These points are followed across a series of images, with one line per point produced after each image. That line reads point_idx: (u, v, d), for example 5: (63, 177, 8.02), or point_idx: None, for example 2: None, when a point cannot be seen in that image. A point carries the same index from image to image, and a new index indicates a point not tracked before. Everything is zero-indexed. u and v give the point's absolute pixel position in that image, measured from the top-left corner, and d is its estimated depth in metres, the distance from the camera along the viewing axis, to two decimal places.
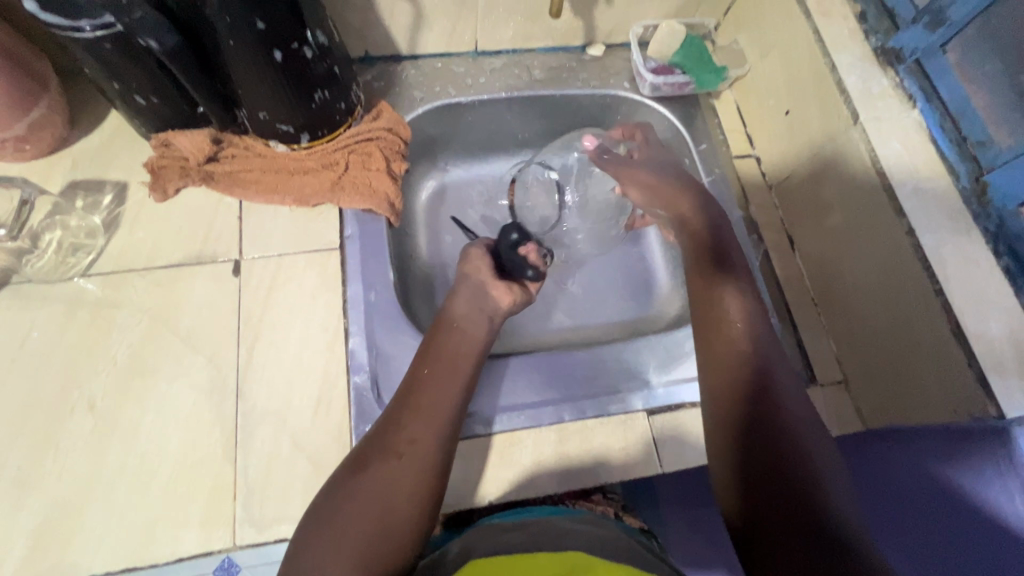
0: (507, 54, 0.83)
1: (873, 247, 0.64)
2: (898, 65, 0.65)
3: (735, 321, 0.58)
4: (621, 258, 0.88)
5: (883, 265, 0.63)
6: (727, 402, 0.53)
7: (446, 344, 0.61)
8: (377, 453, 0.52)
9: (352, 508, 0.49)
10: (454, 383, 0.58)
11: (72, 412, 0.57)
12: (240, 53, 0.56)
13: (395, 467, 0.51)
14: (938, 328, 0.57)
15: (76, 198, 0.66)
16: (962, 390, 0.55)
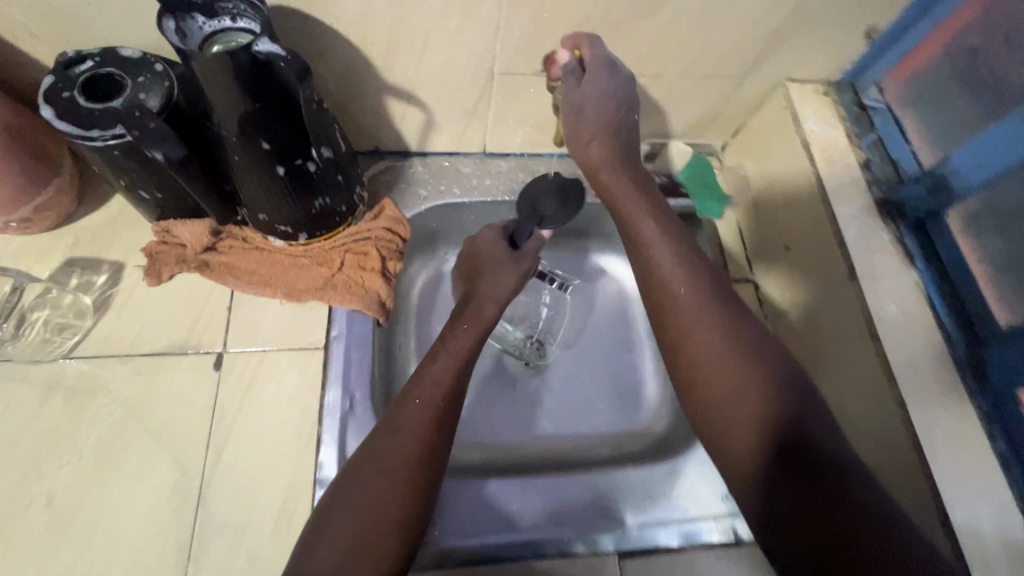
0: (515, 156, 0.84)
1: (852, 370, 0.63)
2: (899, 221, 0.66)
3: (716, 350, 0.54)
4: (611, 364, 0.85)
5: (859, 383, 0.62)
6: (722, 396, 0.53)
7: (460, 344, 0.61)
8: (379, 460, 0.53)
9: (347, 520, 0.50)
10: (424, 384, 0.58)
11: (31, 504, 0.57)
12: (244, 166, 0.57)
13: (389, 482, 0.52)
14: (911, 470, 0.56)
15: (72, 276, 0.67)
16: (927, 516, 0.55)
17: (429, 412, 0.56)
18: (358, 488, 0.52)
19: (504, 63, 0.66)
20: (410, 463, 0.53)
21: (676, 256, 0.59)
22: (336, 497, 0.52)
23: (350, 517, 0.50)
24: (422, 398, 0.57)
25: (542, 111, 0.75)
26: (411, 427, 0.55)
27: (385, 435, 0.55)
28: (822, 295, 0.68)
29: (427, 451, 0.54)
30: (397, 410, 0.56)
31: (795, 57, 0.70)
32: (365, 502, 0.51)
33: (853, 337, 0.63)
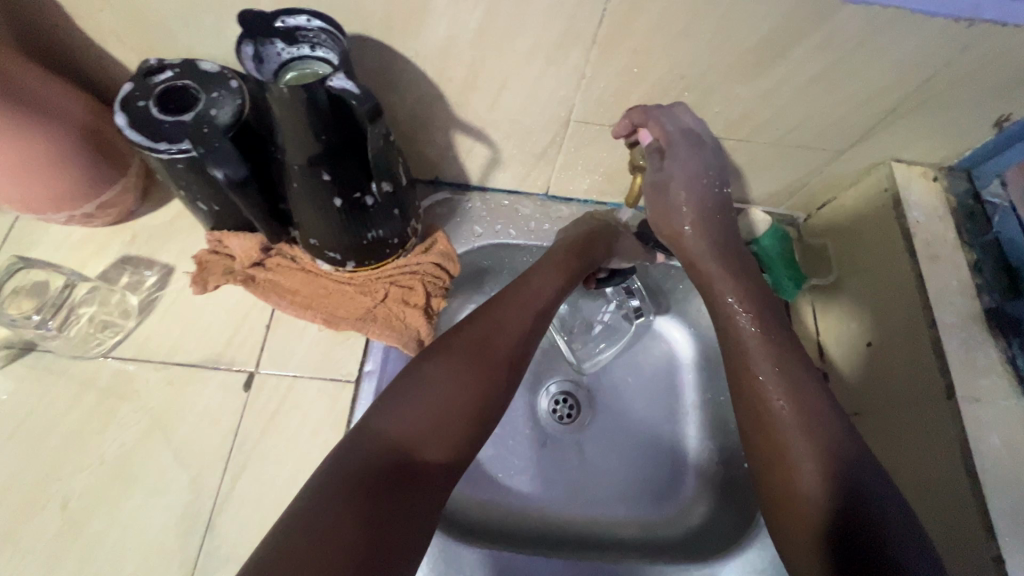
0: (578, 202, 0.80)
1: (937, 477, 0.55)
2: (1011, 338, 0.58)
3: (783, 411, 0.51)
4: (652, 431, 0.78)
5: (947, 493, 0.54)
6: (804, 410, 0.51)
7: (566, 262, 0.64)
8: (469, 354, 0.54)
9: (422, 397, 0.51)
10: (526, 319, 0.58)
11: (47, 505, 0.56)
12: (302, 193, 0.55)
13: (474, 377, 0.53)
14: None
15: (123, 274, 0.67)
16: None
17: (522, 327, 0.58)
18: (445, 373, 0.53)
19: (583, 111, 0.62)
20: (499, 362, 0.54)
21: (766, 342, 0.55)
22: (416, 378, 0.52)
23: (435, 391, 0.51)
24: (515, 308, 0.59)
25: (614, 161, 0.71)
26: (507, 331, 0.56)
27: (485, 330, 0.56)
28: (903, 406, 0.60)
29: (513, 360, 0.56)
30: (497, 311, 0.58)
31: (905, 137, 0.63)
32: (450, 384, 0.52)
33: (942, 466, 0.55)
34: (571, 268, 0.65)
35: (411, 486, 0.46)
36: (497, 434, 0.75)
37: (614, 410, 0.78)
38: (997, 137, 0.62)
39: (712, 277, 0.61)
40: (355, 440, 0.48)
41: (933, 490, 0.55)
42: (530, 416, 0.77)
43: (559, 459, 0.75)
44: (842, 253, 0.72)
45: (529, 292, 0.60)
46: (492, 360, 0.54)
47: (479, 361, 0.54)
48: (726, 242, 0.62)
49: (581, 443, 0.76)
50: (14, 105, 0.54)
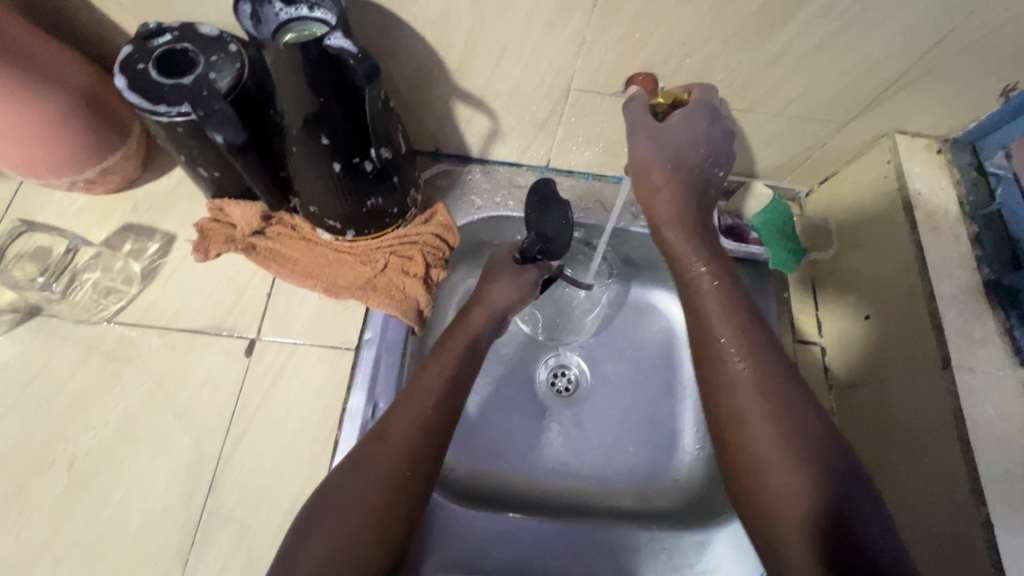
0: (578, 175, 0.80)
1: (929, 449, 0.55)
2: (1010, 310, 0.57)
3: (736, 359, 0.52)
4: (650, 405, 0.78)
5: (937, 466, 0.55)
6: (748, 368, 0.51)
7: (459, 348, 0.58)
8: (372, 461, 0.50)
9: (344, 500, 0.48)
10: (445, 375, 0.56)
11: (53, 464, 0.57)
12: (302, 158, 0.55)
13: (380, 480, 0.49)
14: None
15: (126, 241, 0.68)
16: None
17: (426, 412, 0.53)
18: (340, 493, 0.49)
19: (583, 80, 0.62)
20: (395, 470, 0.50)
21: (732, 318, 0.54)
22: (334, 489, 0.49)
23: (336, 523, 0.47)
24: (414, 401, 0.54)
25: (615, 132, 0.71)
26: (401, 431, 0.52)
27: (370, 442, 0.52)
28: (900, 378, 0.60)
29: (414, 456, 0.51)
30: (392, 413, 0.53)
31: (909, 109, 0.62)
32: (347, 506, 0.48)
33: (934, 435, 0.55)
34: (460, 355, 0.58)
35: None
36: (495, 407, 0.76)
37: (611, 384, 0.79)
38: (1003, 107, 0.61)
39: (676, 246, 0.57)
40: None
41: (926, 460, 0.56)
42: (527, 389, 0.78)
43: (557, 431, 0.76)
44: (842, 227, 0.72)
45: (423, 383, 0.55)
46: (396, 462, 0.50)
47: (371, 472, 0.50)
48: (698, 214, 0.56)
49: (577, 416, 0.77)
50: (14, 66, 0.54)
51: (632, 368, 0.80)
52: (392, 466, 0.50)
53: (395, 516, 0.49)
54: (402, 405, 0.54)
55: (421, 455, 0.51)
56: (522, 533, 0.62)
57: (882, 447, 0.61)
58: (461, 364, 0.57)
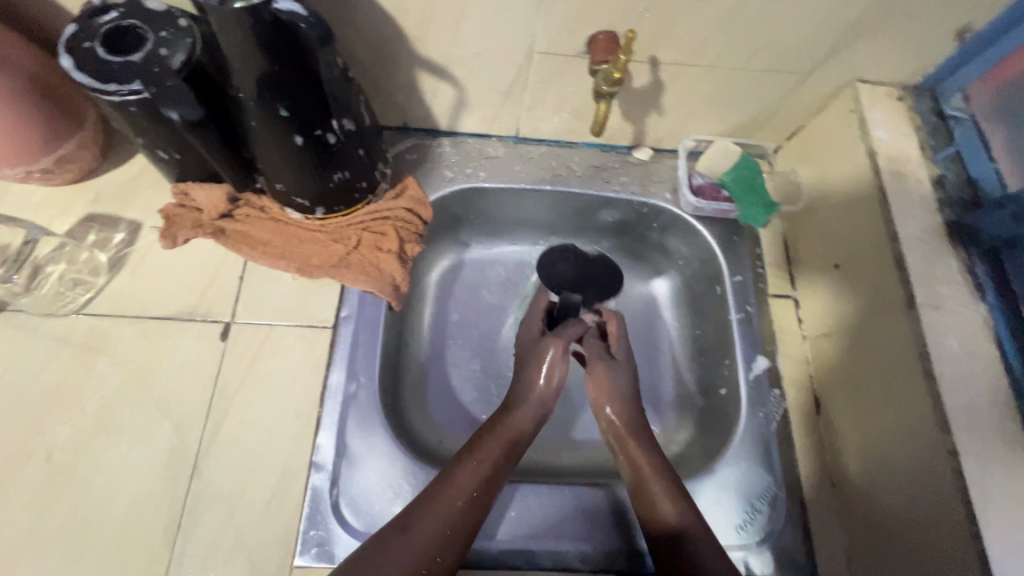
0: (549, 143, 0.79)
1: (892, 409, 0.58)
2: (970, 248, 0.59)
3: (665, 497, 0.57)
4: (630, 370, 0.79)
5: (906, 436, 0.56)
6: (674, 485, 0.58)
7: (493, 447, 0.59)
8: (394, 548, 0.50)
9: None
10: (480, 474, 0.56)
11: (30, 458, 0.56)
12: (262, 132, 0.54)
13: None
14: (953, 520, 0.50)
15: (89, 232, 0.66)
16: (955, 547, 0.50)
17: (458, 509, 0.54)
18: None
19: (546, 41, 0.61)
20: (419, 565, 0.50)
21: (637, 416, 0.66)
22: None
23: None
24: (444, 497, 0.54)
25: (582, 96, 0.70)
26: (426, 532, 0.52)
27: (393, 531, 0.52)
28: (872, 319, 0.61)
29: (433, 558, 0.51)
30: (420, 508, 0.53)
31: (866, 57, 0.63)
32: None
33: (904, 371, 0.56)
34: (499, 454, 0.58)
35: None
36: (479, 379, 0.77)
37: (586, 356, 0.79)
38: (960, 50, 0.62)
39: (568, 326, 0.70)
40: None
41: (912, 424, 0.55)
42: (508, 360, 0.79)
43: None
44: (812, 179, 0.73)
45: (455, 483, 0.55)
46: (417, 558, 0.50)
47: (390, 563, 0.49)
48: None
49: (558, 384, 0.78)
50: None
51: None
52: (410, 563, 0.50)
53: None
54: (429, 499, 0.54)
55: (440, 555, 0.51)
56: (517, 507, 0.61)
57: (852, 392, 0.63)
58: (499, 461, 0.58)
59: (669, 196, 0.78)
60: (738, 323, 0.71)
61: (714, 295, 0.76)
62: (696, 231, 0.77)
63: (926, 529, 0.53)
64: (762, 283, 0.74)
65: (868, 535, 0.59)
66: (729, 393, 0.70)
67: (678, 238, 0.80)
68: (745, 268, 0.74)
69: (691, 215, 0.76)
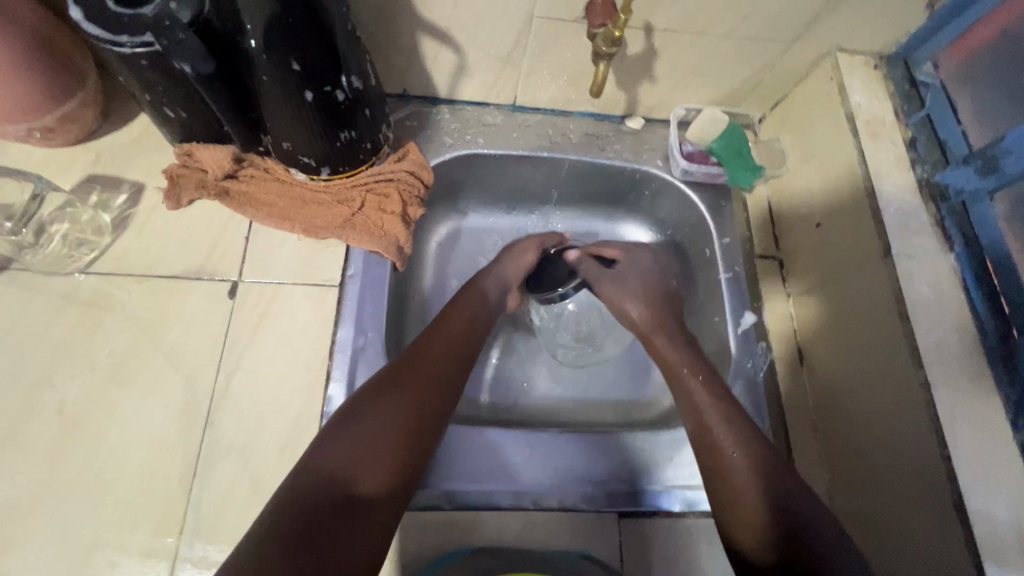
0: (545, 112, 0.82)
1: (867, 354, 0.63)
2: (940, 202, 0.64)
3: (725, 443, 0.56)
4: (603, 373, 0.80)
5: (884, 375, 0.60)
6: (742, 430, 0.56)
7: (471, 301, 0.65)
8: (394, 391, 0.53)
9: (381, 410, 0.52)
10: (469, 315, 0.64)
11: (41, 412, 0.57)
12: (273, 88, 0.55)
13: (396, 414, 0.52)
14: (927, 446, 0.55)
15: (91, 193, 0.66)
16: (930, 470, 0.54)
17: (444, 354, 0.58)
18: (361, 421, 0.51)
19: (546, 6, 0.64)
20: (430, 384, 0.55)
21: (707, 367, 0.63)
22: (360, 409, 0.51)
23: (377, 430, 0.50)
24: (438, 339, 0.60)
25: (578, 63, 0.73)
26: (433, 354, 0.58)
27: (406, 360, 0.57)
28: (852, 269, 0.65)
29: (444, 381, 0.56)
30: (420, 345, 0.59)
31: (846, 26, 0.67)
32: (388, 422, 0.51)
33: (880, 314, 0.61)
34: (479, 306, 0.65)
35: (353, 515, 0.45)
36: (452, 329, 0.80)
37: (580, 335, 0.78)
38: (930, 19, 0.66)
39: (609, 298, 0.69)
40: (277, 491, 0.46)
41: (891, 358, 0.59)
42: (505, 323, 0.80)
43: (535, 355, 0.80)
44: (795, 145, 0.77)
45: (435, 346, 0.59)
46: (414, 398, 0.53)
47: (406, 383, 0.54)
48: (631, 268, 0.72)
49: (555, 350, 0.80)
50: None
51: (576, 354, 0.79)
52: (410, 398, 0.53)
53: (419, 434, 0.52)
54: (429, 336, 0.60)
55: (437, 393, 0.55)
56: (488, 453, 0.63)
57: (834, 342, 0.68)
58: (481, 311, 0.65)
59: (660, 163, 0.81)
60: (727, 281, 0.75)
61: (703, 256, 0.80)
62: (685, 195, 0.80)
63: (903, 462, 0.57)
64: (748, 244, 0.78)
65: (849, 473, 0.64)
66: (719, 348, 0.74)
67: (670, 203, 0.83)
68: (732, 231, 0.78)
69: (681, 179, 0.80)
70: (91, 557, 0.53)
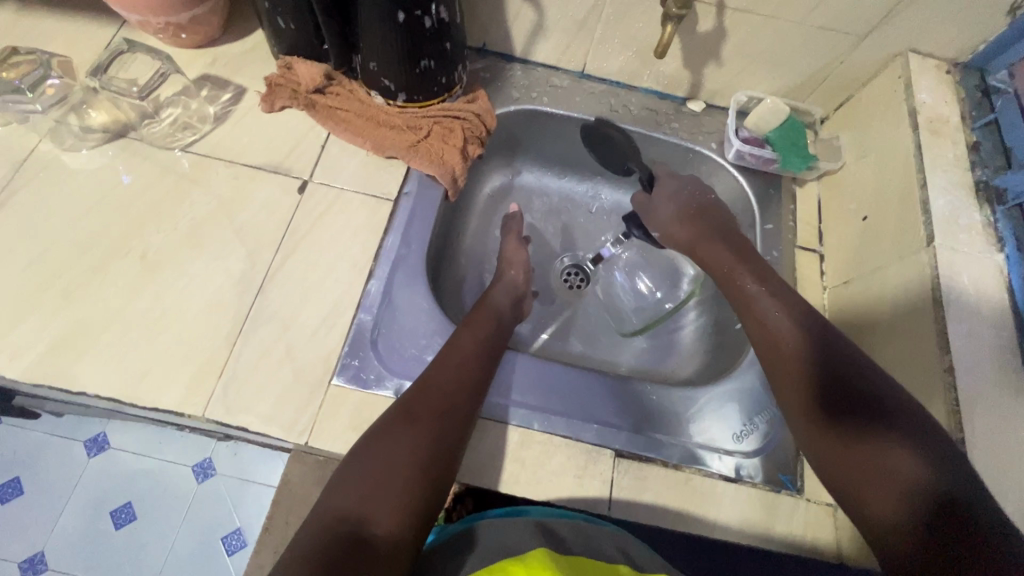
0: (611, 84, 0.86)
1: (897, 346, 0.61)
2: (996, 206, 0.62)
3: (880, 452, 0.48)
4: (627, 345, 0.84)
5: (909, 365, 0.59)
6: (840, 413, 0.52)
7: (480, 323, 0.67)
8: (413, 423, 0.54)
9: (389, 445, 0.52)
10: (480, 337, 0.65)
11: (127, 254, 0.66)
12: (371, 5, 0.63)
13: (411, 447, 0.52)
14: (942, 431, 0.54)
15: (203, 87, 0.76)
16: None
17: (461, 386, 0.59)
18: (382, 456, 0.51)
19: None
20: (439, 412, 0.55)
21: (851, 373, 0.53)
22: (378, 438, 0.53)
23: (389, 460, 0.51)
24: (450, 361, 0.60)
25: (649, 34, 0.77)
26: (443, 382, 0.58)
27: (418, 390, 0.58)
28: (894, 261, 0.65)
29: (455, 406, 0.57)
30: (433, 370, 0.60)
31: (921, 26, 0.68)
32: (399, 454, 0.51)
33: (913, 301, 0.60)
34: (490, 325, 0.67)
35: (371, 550, 0.45)
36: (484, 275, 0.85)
37: (608, 322, 0.86)
38: (1009, 27, 0.65)
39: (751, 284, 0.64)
40: (295, 538, 0.46)
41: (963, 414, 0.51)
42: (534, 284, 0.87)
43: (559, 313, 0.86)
44: (853, 142, 0.77)
45: (444, 370, 0.59)
46: (430, 428, 0.54)
47: (416, 415, 0.55)
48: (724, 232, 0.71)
49: (582, 320, 0.86)
50: None
51: (606, 333, 0.85)
52: (427, 434, 0.53)
53: (432, 465, 0.52)
54: (441, 361, 0.61)
55: (459, 428, 0.56)
56: (501, 374, 0.66)
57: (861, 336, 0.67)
58: (492, 330, 0.67)
59: (714, 147, 0.84)
60: None
61: None
62: (734, 178, 0.83)
63: None
64: (791, 235, 0.79)
65: None
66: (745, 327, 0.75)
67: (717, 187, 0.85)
68: (776, 218, 0.79)
69: (734, 163, 0.82)
70: (143, 380, 0.60)
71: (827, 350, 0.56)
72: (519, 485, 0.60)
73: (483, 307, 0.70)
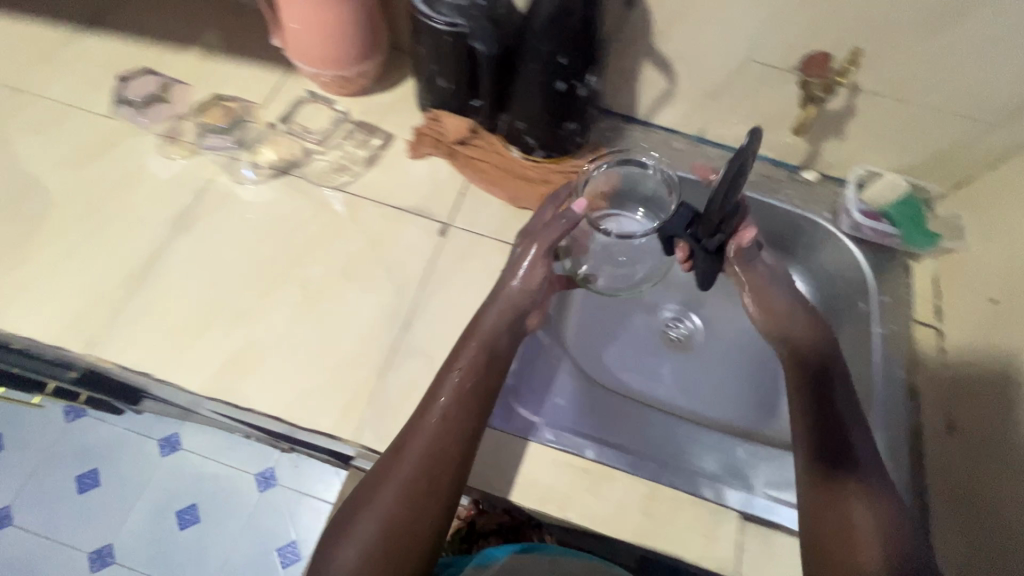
0: (726, 149, 0.90)
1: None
2: None
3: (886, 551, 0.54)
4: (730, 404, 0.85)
5: None
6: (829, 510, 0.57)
7: (467, 362, 0.63)
8: (395, 499, 0.55)
9: (379, 519, 0.55)
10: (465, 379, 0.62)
11: (290, 282, 0.72)
12: (535, 74, 0.69)
13: (394, 522, 0.54)
14: None
15: (357, 132, 0.84)
16: None
17: (444, 458, 0.57)
18: (379, 537, 0.54)
19: (767, 53, 0.74)
20: (416, 483, 0.56)
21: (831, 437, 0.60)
22: (357, 504, 0.56)
23: (383, 534, 0.54)
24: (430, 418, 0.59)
25: (775, 108, 0.81)
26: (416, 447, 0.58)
27: (393, 455, 0.58)
28: None
29: (441, 481, 0.56)
30: (415, 431, 0.59)
31: None
32: (408, 543, 0.54)
33: None
34: (482, 362, 0.63)
35: None
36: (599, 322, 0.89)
37: (712, 378, 0.87)
38: None
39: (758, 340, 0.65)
40: None
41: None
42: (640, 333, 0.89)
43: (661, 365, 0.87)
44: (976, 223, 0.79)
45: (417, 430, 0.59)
46: (406, 500, 0.55)
47: (409, 493, 0.55)
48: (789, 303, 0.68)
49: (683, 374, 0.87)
50: None
51: (708, 389, 0.86)
52: (415, 512, 0.55)
53: (418, 538, 0.55)
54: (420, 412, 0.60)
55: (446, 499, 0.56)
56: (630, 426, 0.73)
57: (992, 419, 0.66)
58: (479, 364, 0.63)
59: (827, 216, 0.86)
60: (879, 336, 0.77)
61: (857, 311, 0.83)
62: (850, 250, 0.84)
63: None
64: (907, 308, 0.80)
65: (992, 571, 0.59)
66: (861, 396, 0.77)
67: (829, 256, 0.86)
68: (891, 291, 0.81)
69: (849, 234, 0.83)
70: (302, 402, 0.64)
71: (821, 436, 0.60)
72: (648, 537, 0.62)
73: (471, 336, 0.64)
